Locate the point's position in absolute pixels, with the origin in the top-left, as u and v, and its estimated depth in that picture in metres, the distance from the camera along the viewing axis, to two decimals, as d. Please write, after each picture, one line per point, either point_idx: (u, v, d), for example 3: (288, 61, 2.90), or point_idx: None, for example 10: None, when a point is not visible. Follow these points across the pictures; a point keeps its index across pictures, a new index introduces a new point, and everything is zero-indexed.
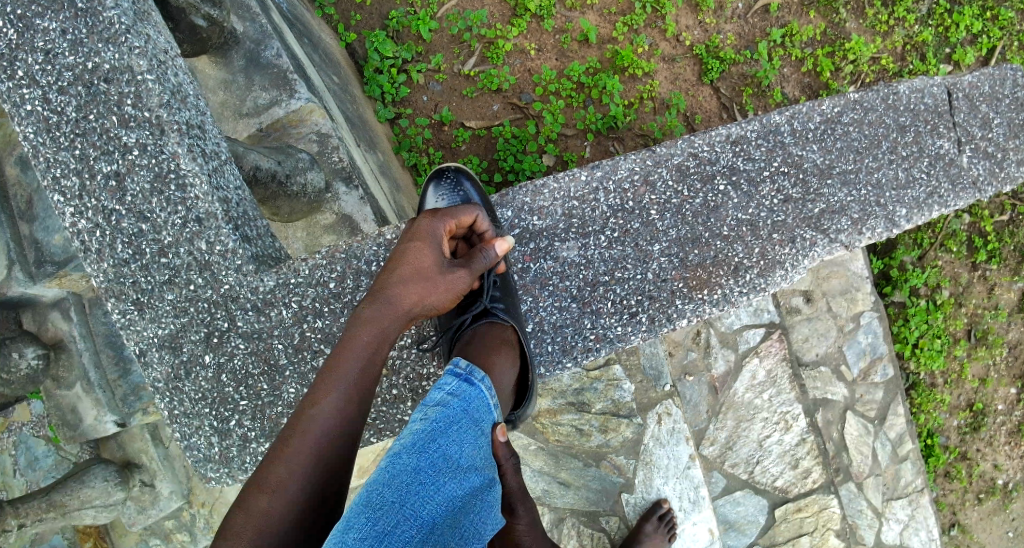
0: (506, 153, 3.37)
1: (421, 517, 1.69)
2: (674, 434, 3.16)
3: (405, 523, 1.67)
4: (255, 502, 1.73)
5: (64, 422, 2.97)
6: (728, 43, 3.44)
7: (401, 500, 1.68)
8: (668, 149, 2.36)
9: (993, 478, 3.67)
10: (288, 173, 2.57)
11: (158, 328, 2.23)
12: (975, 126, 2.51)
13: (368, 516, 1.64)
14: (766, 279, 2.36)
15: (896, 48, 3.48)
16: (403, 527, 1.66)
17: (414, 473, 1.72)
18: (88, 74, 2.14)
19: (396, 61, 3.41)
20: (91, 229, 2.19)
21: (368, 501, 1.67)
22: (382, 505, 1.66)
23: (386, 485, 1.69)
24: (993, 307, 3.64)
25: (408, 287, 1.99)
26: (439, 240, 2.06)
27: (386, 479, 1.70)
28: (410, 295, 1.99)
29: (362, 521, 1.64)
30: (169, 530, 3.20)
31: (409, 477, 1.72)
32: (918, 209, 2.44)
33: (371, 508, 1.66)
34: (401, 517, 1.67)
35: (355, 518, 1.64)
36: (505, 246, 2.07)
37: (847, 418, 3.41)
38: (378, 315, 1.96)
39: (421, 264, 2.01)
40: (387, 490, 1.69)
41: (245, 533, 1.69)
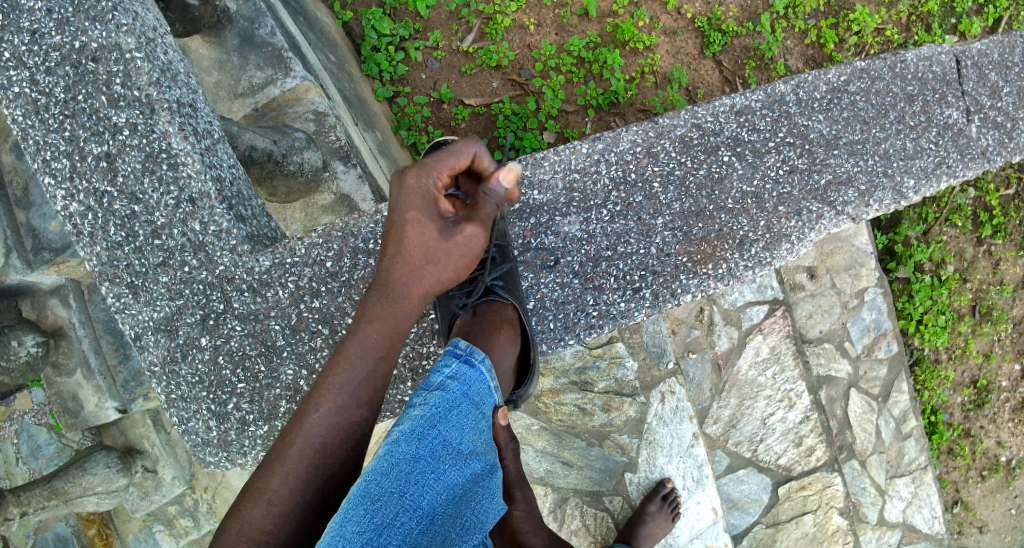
0: (506, 130, 3.33)
1: (421, 508, 1.66)
2: (678, 412, 3.10)
3: (405, 514, 1.64)
4: (254, 505, 1.70)
5: (65, 409, 2.96)
6: (730, 15, 3.37)
7: (400, 490, 1.65)
8: (671, 120, 2.31)
9: (997, 455, 3.64)
10: (284, 152, 2.52)
11: (153, 311, 2.19)
12: (984, 94, 2.46)
13: (367, 508, 1.61)
14: (771, 253, 2.32)
15: (901, 19, 3.42)
16: (403, 519, 1.64)
17: (414, 461, 1.69)
18: (76, 53, 2.09)
19: (394, 39, 3.34)
20: (83, 211, 2.14)
21: (368, 491, 1.63)
22: (381, 495, 1.63)
23: (384, 475, 1.66)
24: (998, 283, 3.59)
25: (415, 271, 1.90)
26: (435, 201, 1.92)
27: (385, 468, 1.67)
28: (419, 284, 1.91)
29: (361, 513, 1.60)
30: (172, 516, 3.19)
31: (408, 466, 1.68)
32: (926, 180, 2.39)
33: (370, 499, 1.62)
34: (400, 508, 1.64)
35: (354, 509, 1.60)
36: (512, 174, 1.97)
37: (851, 396, 3.39)
38: (385, 308, 1.89)
39: (426, 245, 1.90)
40: (386, 480, 1.65)
41: (243, 535, 1.67)
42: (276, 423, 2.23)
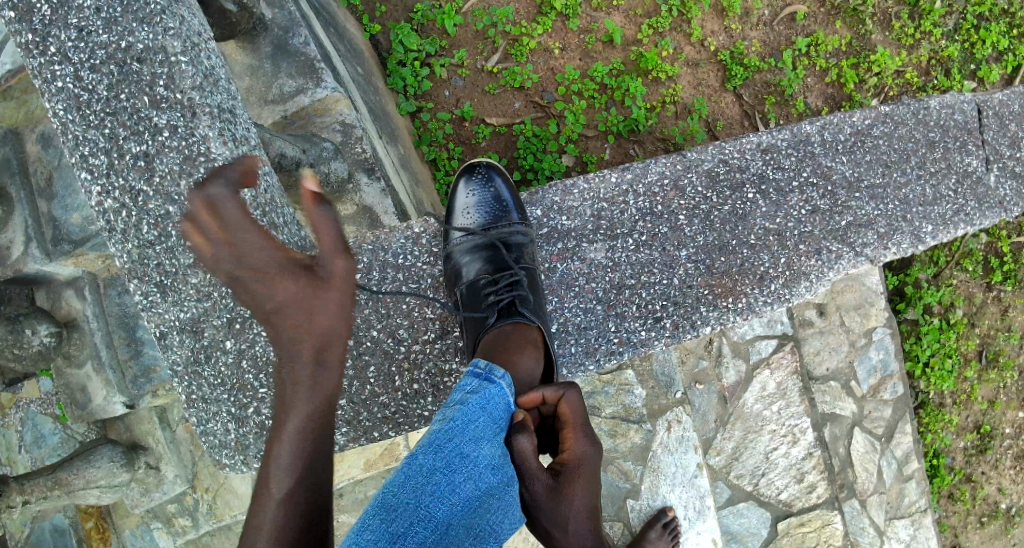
0: (527, 151, 3.36)
1: (434, 519, 1.67)
2: (683, 442, 3.16)
3: (418, 524, 1.65)
4: None
5: (73, 400, 2.97)
6: (753, 50, 3.41)
7: (415, 500, 1.66)
8: (699, 154, 2.35)
9: (996, 501, 3.66)
10: (311, 161, 2.55)
11: (180, 312, 2.21)
12: (1004, 145, 2.50)
13: (382, 518, 1.63)
14: (790, 290, 2.34)
15: (921, 62, 3.46)
16: (417, 528, 1.65)
17: (430, 473, 1.70)
18: (122, 53, 2.13)
19: (420, 54, 3.38)
20: (117, 208, 2.17)
21: (383, 502, 1.66)
22: (397, 506, 1.65)
23: (400, 487, 1.67)
24: (1005, 329, 3.62)
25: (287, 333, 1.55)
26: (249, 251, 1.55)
27: (401, 481, 1.68)
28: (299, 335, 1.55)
29: (376, 523, 1.63)
30: (171, 514, 3.19)
31: (424, 477, 1.69)
32: (944, 226, 2.42)
33: (386, 510, 1.64)
34: (414, 519, 1.65)
35: (371, 519, 1.63)
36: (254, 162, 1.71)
37: (854, 434, 3.40)
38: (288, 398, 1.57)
39: (275, 303, 1.54)
40: (402, 491, 1.67)
41: None
42: None
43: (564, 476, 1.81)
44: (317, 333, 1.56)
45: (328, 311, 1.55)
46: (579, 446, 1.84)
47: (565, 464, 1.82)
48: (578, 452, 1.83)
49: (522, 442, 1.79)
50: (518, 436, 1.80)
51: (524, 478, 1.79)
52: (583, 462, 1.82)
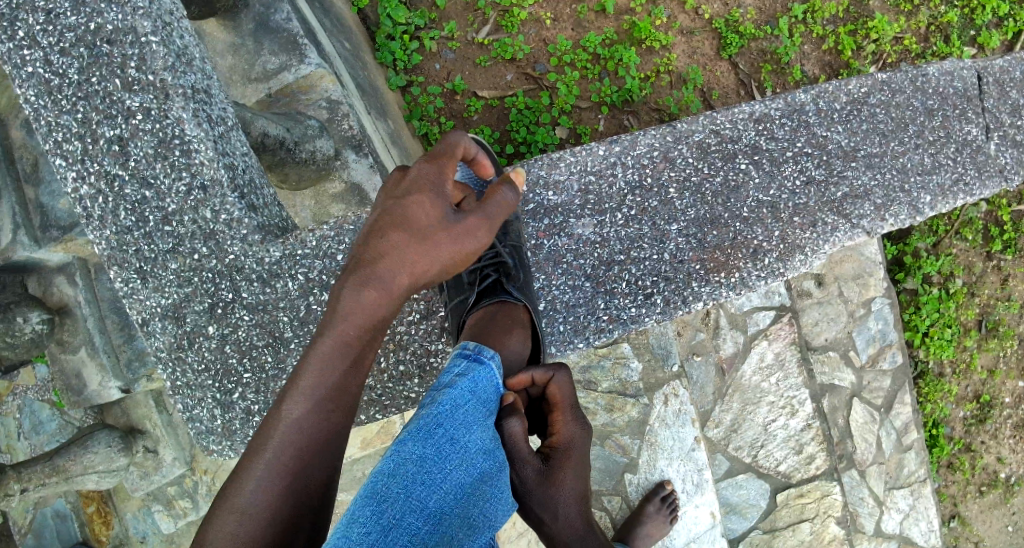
0: (518, 124, 3.31)
1: (427, 508, 1.60)
2: (681, 415, 3.12)
3: (411, 514, 1.58)
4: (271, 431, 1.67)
5: (68, 387, 2.96)
6: (748, 18, 3.34)
7: (407, 490, 1.59)
8: (689, 125, 2.30)
9: (996, 471, 3.64)
10: (296, 140, 2.50)
11: (161, 298, 2.18)
12: (1004, 112, 2.44)
13: (374, 509, 1.55)
14: (785, 264, 2.30)
15: (920, 28, 3.39)
16: (410, 520, 1.57)
17: (420, 461, 1.63)
18: (91, 35, 2.08)
19: (408, 28, 3.32)
20: (93, 195, 2.14)
21: (374, 492, 1.58)
22: (388, 497, 1.57)
23: (390, 476, 1.60)
24: (1005, 298, 3.58)
25: (391, 232, 1.74)
26: (436, 182, 1.78)
27: (390, 469, 1.61)
28: (399, 239, 1.73)
29: (367, 514, 1.54)
30: (171, 496, 3.19)
31: (414, 465, 1.63)
32: (942, 197, 2.37)
33: (376, 501, 1.56)
34: (406, 509, 1.58)
35: (360, 512, 1.54)
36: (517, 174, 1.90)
37: (853, 405, 3.38)
38: (360, 278, 1.72)
39: (400, 214, 1.75)
40: (392, 481, 1.60)
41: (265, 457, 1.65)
42: None
43: (554, 459, 1.83)
44: (409, 231, 1.74)
45: (423, 208, 1.75)
46: (569, 429, 1.85)
47: (554, 449, 1.84)
48: (568, 434, 1.84)
49: (512, 426, 1.79)
50: (508, 421, 1.79)
51: (514, 463, 1.80)
52: (572, 444, 1.84)
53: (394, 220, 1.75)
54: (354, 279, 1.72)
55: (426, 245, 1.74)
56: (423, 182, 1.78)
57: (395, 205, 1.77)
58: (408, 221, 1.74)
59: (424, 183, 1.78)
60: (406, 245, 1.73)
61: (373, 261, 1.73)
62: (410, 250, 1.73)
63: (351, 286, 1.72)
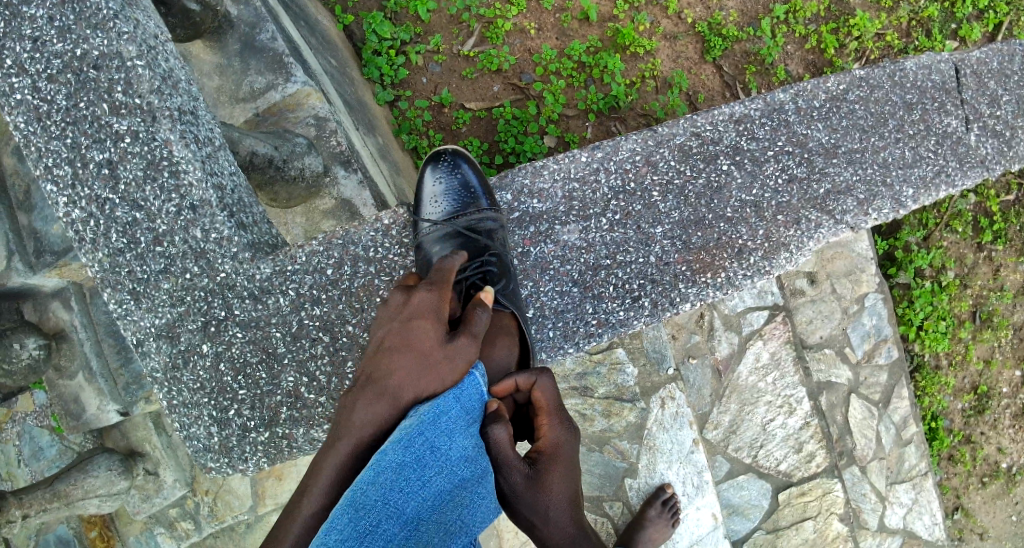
0: (507, 134, 3.33)
1: (403, 515, 1.65)
2: (678, 418, 3.13)
3: (387, 521, 1.63)
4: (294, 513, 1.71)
5: (67, 412, 2.96)
6: (731, 20, 3.38)
7: (385, 498, 1.64)
8: (670, 129, 2.33)
9: (997, 462, 3.66)
10: (285, 158, 2.52)
11: (155, 318, 2.20)
12: (983, 103, 2.47)
13: (351, 517, 1.61)
14: (770, 262, 2.33)
15: (902, 24, 3.43)
16: (386, 526, 1.63)
17: (400, 468, 1.67)
18: (77, 61, 2.10)
19: (394, 43, 3.35)
20: (85, 218, 2.15)
21: (352, 500, 1.63)
22: (365, 505, 1.62)
23: (369, 484, 1.64)
24: (998, 288, 3.60)
25: (395, 354, 1.83)
26: (436, 307, 1.88)
27: (370, 478, 1.65)
28: (403, 360, 1.81)
29: (344, 522, 1.61)
30: (173, 518, 3.20)
31: (394, 473, 1.66)
32: (924, 189, 2.40)
33: (355, 508, 1.62)
34: (383, 517, 1.63)
35: (338, 519, 1.61)
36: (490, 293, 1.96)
37: (851, 401, 3.41)
38: (372, 394, 1.80)
39: (403, 336, 1.84)
40: (370, 489, 1.64)
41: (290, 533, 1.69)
42: (276, 429, 2.24)
43: (541, 464, 1.83)
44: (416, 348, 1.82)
45: (423, 330, 1.84)
46: (554, 433, 1.86)
47: (541, 453, 1.85)
48: (554, 439, 1.86)
49: (498, 432, 1.79)
50: (494, 427, 1.79)
51: (501, 469, 1.80)
52: (558, 449, 1.85)
53: (398, 343, 1.84)
54: (367, 395, 1.80)
55: (428, 363, 1.81)
56: (421, 305, 1.88)
57: (398, 331, 1.86)
58: (410, 344, 1.83)
59: (424, 309, 1.87)
60: (415, 361, 1.81)
61: (380, 381, 1.80)
62: (414, 370, 1.80)
63: (363, 400, 1.79)
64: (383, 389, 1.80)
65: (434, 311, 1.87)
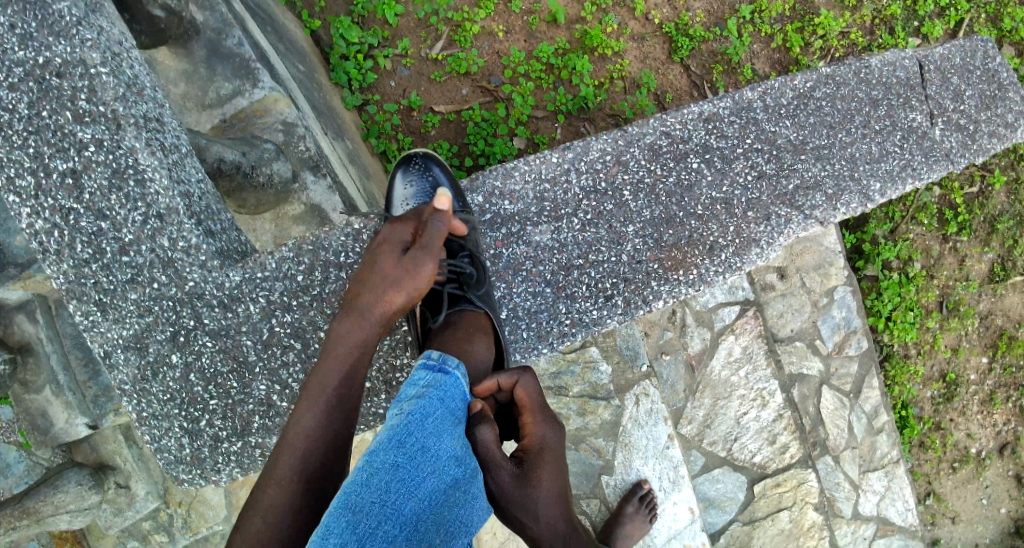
0: (477, 136, 3.32)
1: (400, 516, 1.63)
2: (653, 414, 3.15)
3: (385, 522, 1.61)
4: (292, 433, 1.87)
5: (34, 426, 2.89)
6: (698, 20, 3.41)
7: (380, 499, 1.63)
8: (640, 128, 2.34)
9: (967, 447, 3.73)
10: (252, 163, 2.49)
11: (122, 330, 2.17)
12: (947, 98, 2.51)
13: (347, 520, 1.59)
14: (741, 258, 2.34)
15: (865, 22, 3.48)
16: (385, 527, 1.61)
17: (392, 469, 1.67)
18: (39, 69, 2.06)
19: (362, 47, 3.32)
20: (49, 229, 2.10)
21: (347, 503, 1.62)
22: (362, 507, 1.61)
23: (362, 486, 1.64)
24: (964, 279, 3.66)
25: (367, 283, 2.00)
26: (399, 235, 2.02)
27: (362, 480, 1.65)
28: (374, 287, 1.99)
29: (341, 526, 1.59)
30: (146, 531, 3.17)
31: (387, 474, 1.66)
32: (891, 182, 2.43)
33: (351, 511, 1.60)
34: (379, 518, 1.61)
35: (335, 523, 1.59)
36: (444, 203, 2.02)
37: (823, 393, 3.45)
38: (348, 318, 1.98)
39: (372, 266, 2.01)
40: (365, 491, 1.63)
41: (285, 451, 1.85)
42: (249, 438, 2.23)
43: (527, 462, 1.83)
44: (377, 304, 1.97)
45: (387, 260, 2.00)
46: (540, 431, 1.86)
47: (527, 451, 1.85)
48: (539, 437, 1.85)
49: (484, 432, 1.80)
50: (480, 427, 1.81)
51: (489, 468, 1.80)
52: (544, 446, 1.85)
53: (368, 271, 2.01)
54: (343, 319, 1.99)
55: (392, 286, 1.97)
56: (390, 236, 2.02)
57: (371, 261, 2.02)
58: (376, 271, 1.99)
59: (392, 238, 2.02)
60: (381, 286, 1.98)
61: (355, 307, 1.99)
62: (380, 295, 1.97)
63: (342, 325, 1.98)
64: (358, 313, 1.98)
65: (398, 242, 2.01)
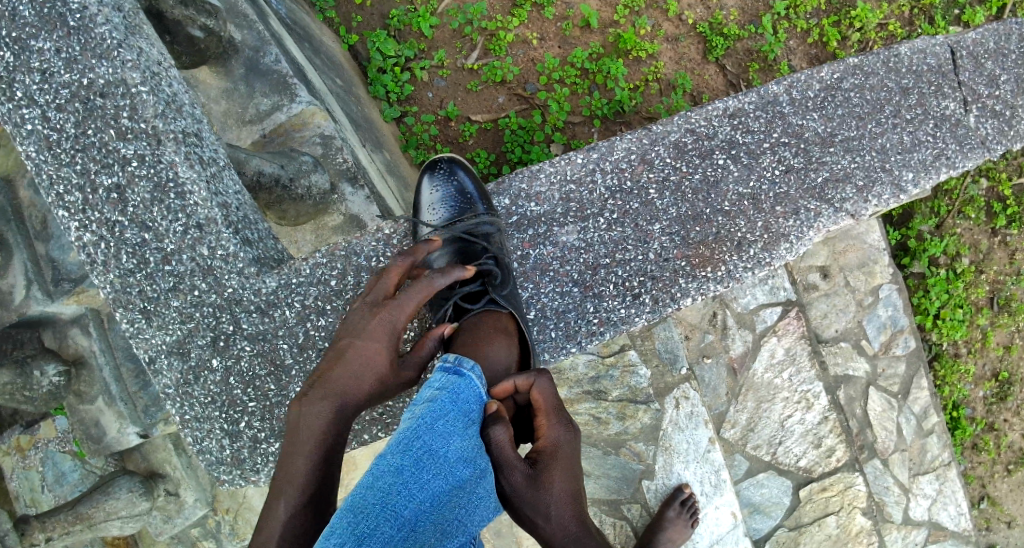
0: (513, 144, 3.35)
1: (402, 517, 1.65)
2: (693, 418, 3.15)
3: (387, 523, 1.63)
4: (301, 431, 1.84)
5: (88, 436, 2.98)
6: (731, 19, 3.39)
7: (384, 501, 1.65)
8: (665, 126, 2.34)
9: (1022, 447, 3.61)
10: (291, 176, 2.55)
11: (166, 336, 2.23)
12: (981, 84, 2.45)
13: (351, 520, 1.62)
14: (771, 253, 2.31)
15: (903, 12, 3.42)
16: (385, 528, 1.62)
17: (398, 472, 1.68)
18: (84, 90, 2.14)
19: (399, 60, 3.38)
20: (96, 241, 2.18)
21: (353, 505, 1.64)
22: (364, 508, 1.63)
23: (367, 488, 1.66)
24: (1014, 274, 3.56)
25: (354, 326, 1.96)
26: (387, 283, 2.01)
27: (369, 482, 1.68)
28: (364, 330, 1.94)
29: (344, 526, 1.61)
30: (196, 537, 3.24)
31: (392, 476, 1.68)
32: (925, 172, 2.38)
33: (355, 512, 1.63)
34: (382, 519, 1.63)
35: (338, 523, 1.62)
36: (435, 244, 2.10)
37: (870, 394, 3.38)
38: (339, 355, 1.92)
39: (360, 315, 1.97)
40: (369, 493, 1.66)
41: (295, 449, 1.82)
42: None
43: (541, 463, 1.84)
44: (371, 369, 1.91)
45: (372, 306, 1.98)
46: (554, 433, 1.87)
47: (540, 453, 1.86)
48: (553, 438, 1.87)
49: (499, 433, 1.80)
50: (493, 428, 1.80)
51: (502, 469, 1.81)
52: (558, 448, 1.86)
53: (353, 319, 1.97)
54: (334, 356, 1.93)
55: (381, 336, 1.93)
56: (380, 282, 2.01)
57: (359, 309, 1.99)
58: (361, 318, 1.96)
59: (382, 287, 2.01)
60: (371, 329, 1.94)
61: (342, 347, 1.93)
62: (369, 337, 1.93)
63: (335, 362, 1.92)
64: (349, 354, 1.92)
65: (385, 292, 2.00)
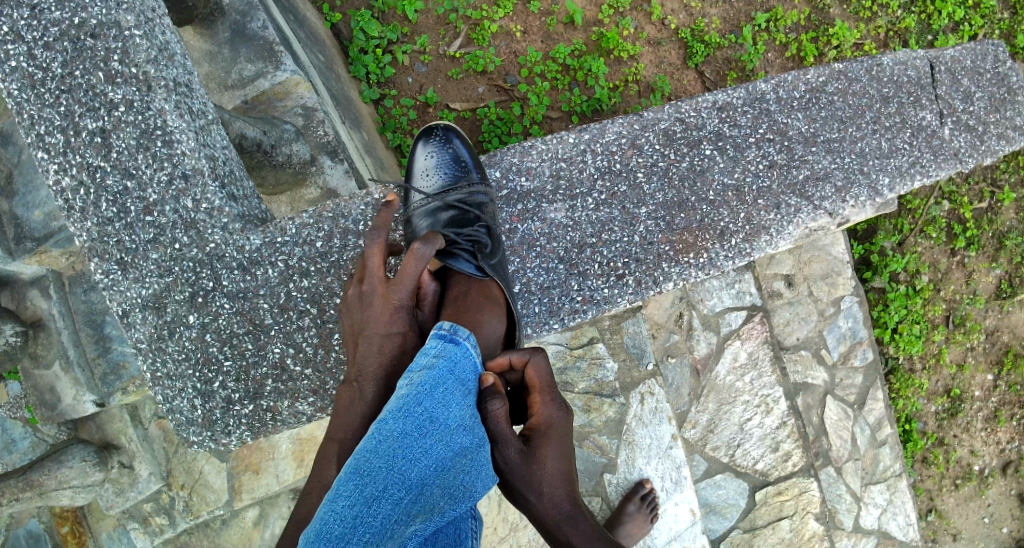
0: (491, 134, 3.37)
1: (408, 479, 1.68)
2: (658, 414, 3.15)
3: (393, 486, 1.66)
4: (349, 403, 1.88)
5: (42, 402, 2.92)
6: (713, 27, 3.45)
7: (388, 464, 1.67)
8: (655, 114, 2.38)
9: (970, 463, 3.72)
10: (273, 143, 2.55)
11: (142, 289, 2.20)
12: (957, 99, 2.53)
13: (356, 483, 1.64)
14: (751, 245, 2.37)
15: (879, 34, 3.52)
16: (392, 490, 1.66)
17: (400, 436, 1.69)
18: (75, 29, 2.11)
19: (381, 42, 3.37)
20: (75, 187, 2.15)
21: (356, 467, 1.66)
22: (371, 471, 1.65)
23: (371, 452, 1.67)
24: (970, 293, 3.67)
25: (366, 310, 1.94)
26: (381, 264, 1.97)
27: (372, 445, 1.68)
28: (378, 315, 1.92)
29: (350, 489, 1.64)
30: (147, 513, 3.12)
31: (395, 441, 1.69)
32: (900, 178, 2.45)
33: (359, 475, 1.65)
34: (388, 481, 1.66)
35: (344, 486, 1.65)
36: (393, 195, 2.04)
37: (826, 403, 3.47)
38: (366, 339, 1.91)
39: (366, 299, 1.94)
40: (373, 457, 1.67)
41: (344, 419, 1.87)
42: (261, 401, 2.24)
43: (535, 440, 1.86)
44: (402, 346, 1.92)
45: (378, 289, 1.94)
46: (547, 411, 1.88)
47: (534, 429, 1.87)
48: (546, 417, 1.87)
49: (494, 406, 1.82)
50: (490, 402, 1.82)
51: (497, 442, 1.83)
52: (550, 426, 1.87)
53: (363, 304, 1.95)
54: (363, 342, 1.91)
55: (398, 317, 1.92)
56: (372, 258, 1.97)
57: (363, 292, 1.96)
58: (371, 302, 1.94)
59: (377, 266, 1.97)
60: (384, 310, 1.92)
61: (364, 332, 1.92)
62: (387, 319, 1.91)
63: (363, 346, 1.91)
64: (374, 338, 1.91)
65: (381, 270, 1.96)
